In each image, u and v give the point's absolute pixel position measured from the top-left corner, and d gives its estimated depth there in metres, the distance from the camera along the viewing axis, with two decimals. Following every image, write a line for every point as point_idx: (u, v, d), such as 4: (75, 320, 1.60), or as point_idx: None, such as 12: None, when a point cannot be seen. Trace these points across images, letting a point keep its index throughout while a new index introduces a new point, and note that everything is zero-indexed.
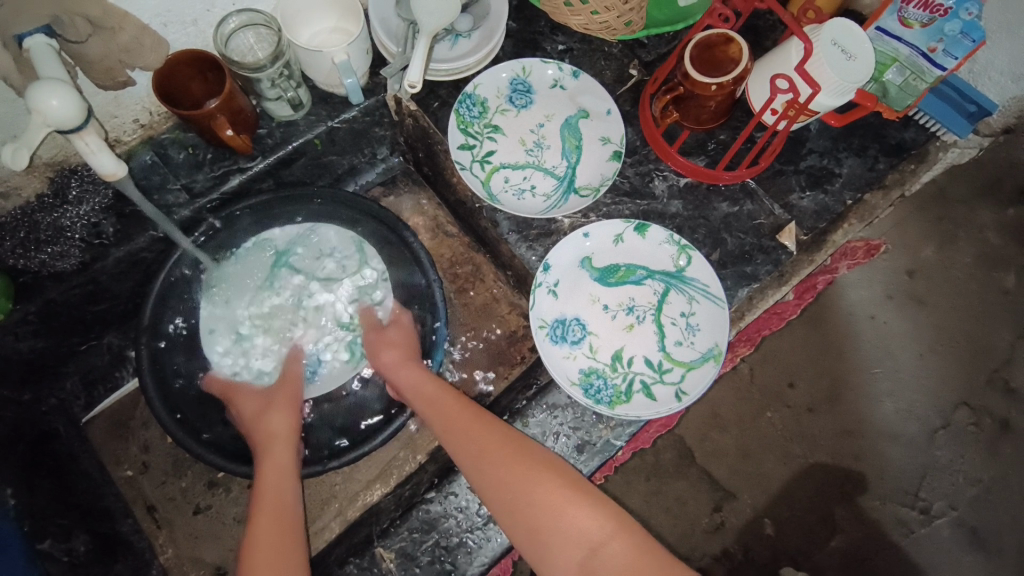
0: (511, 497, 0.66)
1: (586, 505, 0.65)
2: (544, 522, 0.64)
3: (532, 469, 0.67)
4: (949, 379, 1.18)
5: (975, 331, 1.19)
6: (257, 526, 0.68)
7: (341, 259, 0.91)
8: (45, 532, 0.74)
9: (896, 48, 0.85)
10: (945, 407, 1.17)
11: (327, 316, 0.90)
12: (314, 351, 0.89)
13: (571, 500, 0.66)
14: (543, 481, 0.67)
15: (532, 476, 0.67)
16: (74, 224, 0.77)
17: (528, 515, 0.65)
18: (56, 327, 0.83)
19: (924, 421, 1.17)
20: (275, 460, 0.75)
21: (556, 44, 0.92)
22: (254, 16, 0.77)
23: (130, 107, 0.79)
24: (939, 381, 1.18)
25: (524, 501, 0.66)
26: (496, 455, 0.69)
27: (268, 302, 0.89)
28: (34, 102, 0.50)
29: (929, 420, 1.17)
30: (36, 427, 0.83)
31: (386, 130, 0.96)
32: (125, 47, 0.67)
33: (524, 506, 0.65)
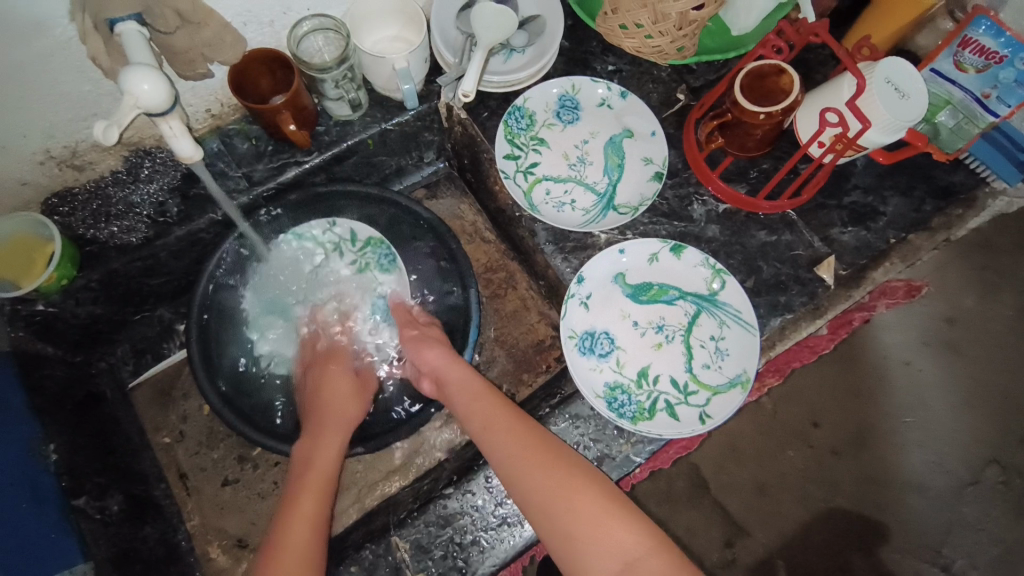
0: (549, 503, 0.66)
1: (626, 522, 0.65)
2: (579, 531, 0.64)
3: (570, 478, 0.68)
4: (981, 433, 1.14)
5: (1013, 387, 1.16)
6: (297, 501, 0.71)
7: (353, 252, 0.93)
8: (82, 489, 0.77)
9: (948, 91, 0.87)
10: (975, 462, 1.13)
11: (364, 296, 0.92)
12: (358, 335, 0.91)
13: (611, 514, 0.65)
14: (580, 491, 0.67)
15: (568, 484, 0.67)
16: (143, 201, 0.83)
17: (565, 523, 0.65)
18: (114, 296, 0.88)
19: (953, 474, 1.13)
20: (325, 445, 0.77)
21: (606, 64, 0.94)
22: (324, 21, 0.82)
23: (204, 98, 0.84)
24: (971, 434, 1.14)
25: (562, 508, 0.66)
26: (537, 460, 0.69)
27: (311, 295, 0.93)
28: (127, 86, 0.54)
29: (958, 474, 1.13)
30: (84, 388, 0.88)
31: (435, 135, 1.00)
32: (207, 41, 0.73)
33: (561, 514, 0.65)
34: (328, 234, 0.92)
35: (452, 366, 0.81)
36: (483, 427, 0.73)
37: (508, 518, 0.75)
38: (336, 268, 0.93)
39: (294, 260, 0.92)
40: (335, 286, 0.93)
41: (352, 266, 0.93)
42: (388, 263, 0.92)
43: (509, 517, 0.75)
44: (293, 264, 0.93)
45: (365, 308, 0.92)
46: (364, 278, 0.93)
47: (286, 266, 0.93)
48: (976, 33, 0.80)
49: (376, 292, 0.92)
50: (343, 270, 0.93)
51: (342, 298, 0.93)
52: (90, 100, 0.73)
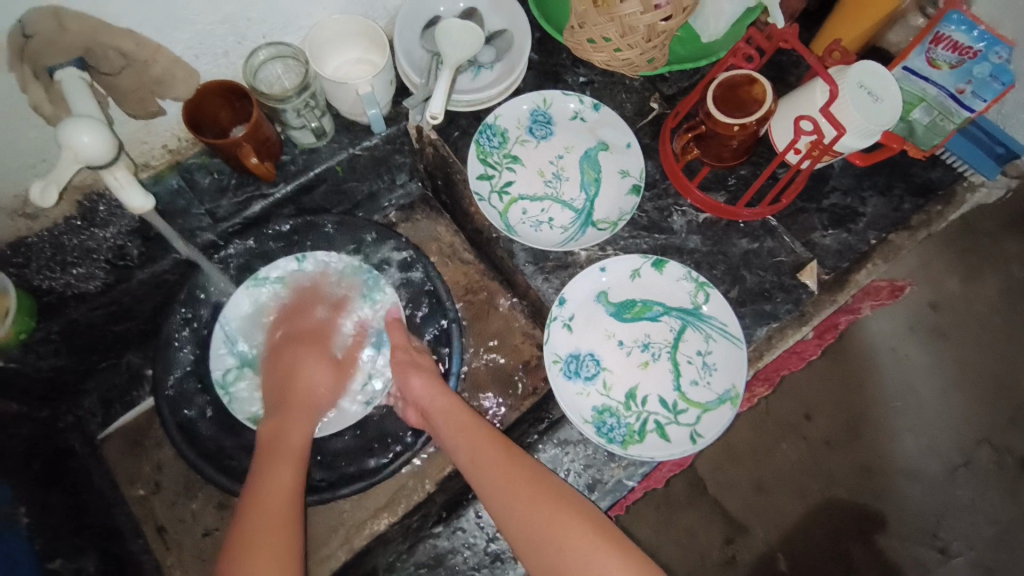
0: (539, 540, 0.64)
1: (618, 555, 0.62)
2: (572, 570, 0.62)
3: (562, 515, 0.65)
4: (971, 415, 1.14)
5: (1001, 368, 1.16)
6: (270, 476, 0.69)
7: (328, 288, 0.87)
8: (55, 552, 0.73)
9: (922, 88, 0.86)
10: (966, 445, 1.13)
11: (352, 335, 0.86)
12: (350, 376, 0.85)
13: (603, 551, 0.62)
14: (573, 528, 0.64)
15: (561, 521, 0.65)
16: (100, 246, 0.79)
17: (557, 561, 0.63)
18: (78, 346, 0.85)
19: (945, 458, 1.13)
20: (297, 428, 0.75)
21: (577, 76, 0.93)
22: (282, 49, 0.79)
23: (160, 134, 0.80)
24: (961, 417, 1.14)
25: (554, 544, 0.63)
26: (528, 495, 0.66)
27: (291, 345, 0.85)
28: (66, 139, 0.51)
29: (950, 458, 1.13)
30: (54, 444, 0.83)
31: (406, 157, 0.97)
32: (158, 78, 0.70)
33: (553, 552, 0.63)
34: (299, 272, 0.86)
35: (437, 396, 0.77)
36: (471, 459, 0.71)
37: (501, 554, 0.73)
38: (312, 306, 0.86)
39: (262, 311, 0.85)
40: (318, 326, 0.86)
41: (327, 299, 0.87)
42: (372, 285, 0.87)
43: (502, 553, 0.73)
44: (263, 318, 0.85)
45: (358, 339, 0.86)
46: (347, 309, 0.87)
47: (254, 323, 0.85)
48: (948, 29, 0.79)
49: (367, 321, 0.87)
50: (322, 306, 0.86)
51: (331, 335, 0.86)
52: (37, 148, 0.69)
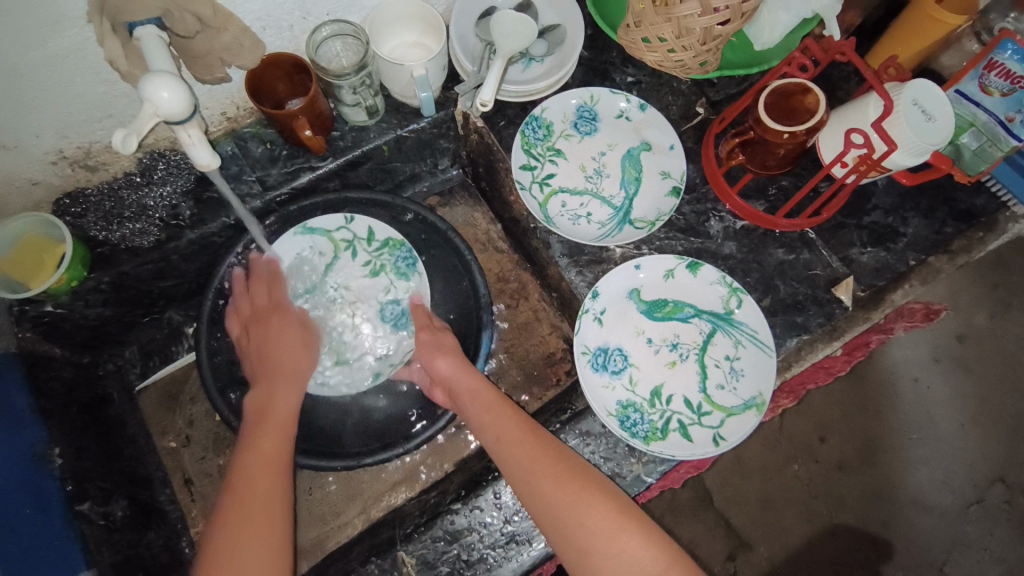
0: (562, 516, 0.65)
1: (640, 534, 0.63)
2: (596, 546, 0.63)
3: (585, 492, 0.66)
4: (988, 451, 1.13)
5: (1021, 408, 1.14)
6: (255, 456, 0.69)
7: (368, 251, 0.90)
8: (86, 495, 0.76)
9: (973, 114, 0.85)
10: (980, 482, 1.12)
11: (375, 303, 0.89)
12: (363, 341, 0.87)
13: (625, 529, 0.64)
14: (597, 506, 0.65)
15: (585, 497, 0.66)
16: (157, 204, 0.83)
17: (581, 539, 0.63)
18: (123, 298, 0.88)
19: (958, 493, 1.12)
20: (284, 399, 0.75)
21: (626, 75, 0.93)
22: (344, 27, 0.81)
23: (220, 101, 0.82)
24: (978, 454, 1.13)
25: (578, 525, 0.64)
26: (553, 473, 0.68)
27: (318, 298, 0.88)
28: (147, 93, 0.53)
29: (963, 493, 1.12)
30: (92, 391, 0.87)
31: (450, 143, 0.99)
32: (226, 46, 0.72)
33: (576, 528, 0.64)
34: (343, 230, 0.90)
35: (463, 375, 0.79)
36: (496, 437, 0.72)
37: (516, 536, 0.74)
38: (349, 269, 0.90)
39: (303, 258, 0.89)
40: (349, 290, 0.89)
41: (366, 266, 0.90)
42: (406, 266, 0.90)
43: (517, 535, 0.74)
44: (304, 265, 0.89)
45: (381, 314, 0.89)
46: (378, 281, 0.90)
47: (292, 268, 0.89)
48: (1002, 57, 0.79)
49: (391, 297, 0.89)
50: (357, 272, 0.90)
51: (358, 303, 0.89)
52: (104, 102, 0.72)
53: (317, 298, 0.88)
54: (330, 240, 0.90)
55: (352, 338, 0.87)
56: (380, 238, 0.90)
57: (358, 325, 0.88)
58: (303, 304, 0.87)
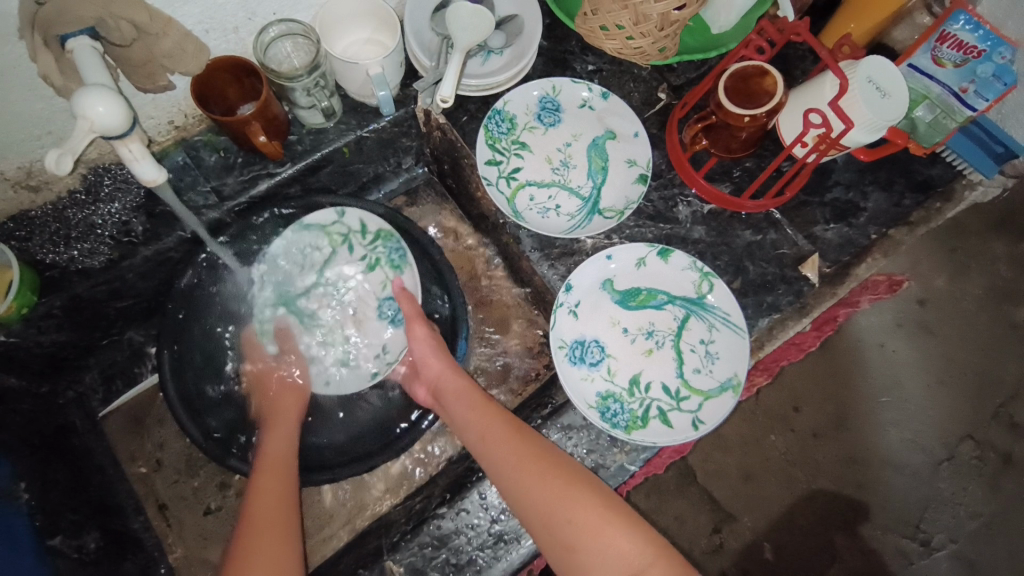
0: (546, 513, 0.65)
1: (626, 527, 0.63)
2: (580, 541, 0.63)
3: (567, 488, 0.66)
4: (955, 411, 1.17)
5: (984, 367, 1.19)
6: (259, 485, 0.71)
7: (364, 245, 0.89)
8: (56, 528, 0.74)
9: (926, 86, 0.87)
10: (950, 440, 1.16)
11: (372, 300, 0.88)
12: (365, 338, 0.87)
13: (612, 523, 0.63)
14: (580, 501, 0.65)
15: (568, 492, 0.66)
16: (106, 222, 0.78)
17: (565, 533, 0.64)
18: (79, 322, 0.83)
19: (930, 452, 1.16)
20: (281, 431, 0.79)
21: (586, 64, 0.92)
22: (293, 26, 0.78)
23: (166, 110, 0.79)
24: (946, 415, 1.17)
25: (563, 518, 0.64)
26: (536, 471, 0.68)
27: (321, 296, 0.89)
28: (82, 108, 0.50)
29: (934, 452, 1.16)
30: (52, 421, 0.83)
31: (413, 140, 0.97)
32: (167, 52, 0.69)
33: (560, 523, 0.64)
34: (339, 225, 0.88)
35: (448, 372, 0.79)
36: (479, 437, 0.72)
37: (504, 535, 0.74)
38: (348, 265, 0.89)
39: (304, 253, 0.88)
40: (349, 285, 0.89)
41: (362, 261, 0.89)
42: (399, 259, 0.87)
43: (505, 534, 0.74)
44: (305, 258, 0.88)
45: (377, 310, 0.88)
46: (376, 275, 0.89)
47: (295, 264, 0.88)
48: (954, 28, 0.81)
49: (387, 292, 0.88)
50: (355, 267, 0.89)
51: (357, 299, 0.89)
52: (42, 119, 0.68)
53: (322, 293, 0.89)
54: (324, 236, 0.88)
55: (353, 335, 0.87)
56: (371, 231, 0.88)
57: (359, 321, 0.88)
58: (308, 301, 0.89)
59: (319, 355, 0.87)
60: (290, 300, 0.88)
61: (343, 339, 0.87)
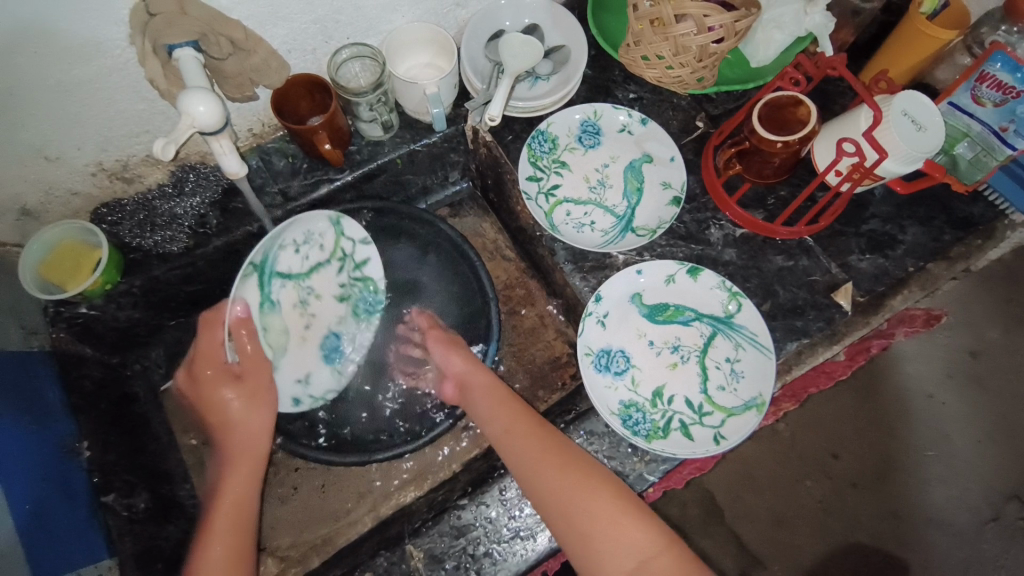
0: (563, 501, 0.67)
1: (640, 519, 0.66)
2: (596, 528, 0.65)
3: (584, 478, 0.69)
4: (1006, 470, 1.11)
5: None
6: (211, 541, 0.71)
7: (349, 276, 0.93)
8: (111, 487, 0.81)
9: (967, 124, 0.88)
10: (996, 499, 1.10)
11: (323, 329, 0.92)
12: (307, 361, 0.91)
13: (626, 514, 0.66)
14: (597, 491, 0.68)
15: (584, 483, 0.68)
16: (186, 213, 0.89)
17: (581, 522, 0.66)
18: (153, 301, 0.93)
19: (975, 511, 1.10)
20: (244, 474, 0.77)
21: (627, 92, 0.98)
22: (362, 49, 0.87)
23: (247, 118, 0.89)
24: (994, 471, 1.11)
25: (578, 508, 0.67)
26: (554, 462, 0.70)
27: (290, 297, 0.90)
28: (184, 108, 0.59)
29: (979, 511, 1.10)
30: (120, 390, 0.92)
31: (461, 156, 1.04)
32: (255, 67, 0.78)
33: (576, 513, 0.66)
34: (348, 246, 0.92)
35: (477, 371, 0.84)
36: (504, 428, 0.76)
37: (520, 531, 0.76)
38: (327, 282, 0.92)
39: (313, 241, 0.90)
40: (319, 301, 0.92)
41: (340, 289, 0.93)
42: (366, 311, 0.94)
43: (521, 530, 0.76)
44: (309, 250, 0.90)
45: (322, 339, 0.92)
46: (339, 308, 0.94)
47: (292, 254, 0.89)
48: (993, 68, 0.80)
49: (338, 328, 0.93)
50: (332, 290, 0.93)
51: (315, 317, 0.92)
52: (143, 119, 0.79)
53: (294, 293, 0.90)
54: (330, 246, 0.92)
55: (294, 348, 0.90)
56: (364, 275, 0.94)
57: (305, 337, 0.91)
58: (280, 287, 0.89)
59: (258, 349, 0.86)
60: (267, 271, 0.86)
61: (287, 349, 0.89)
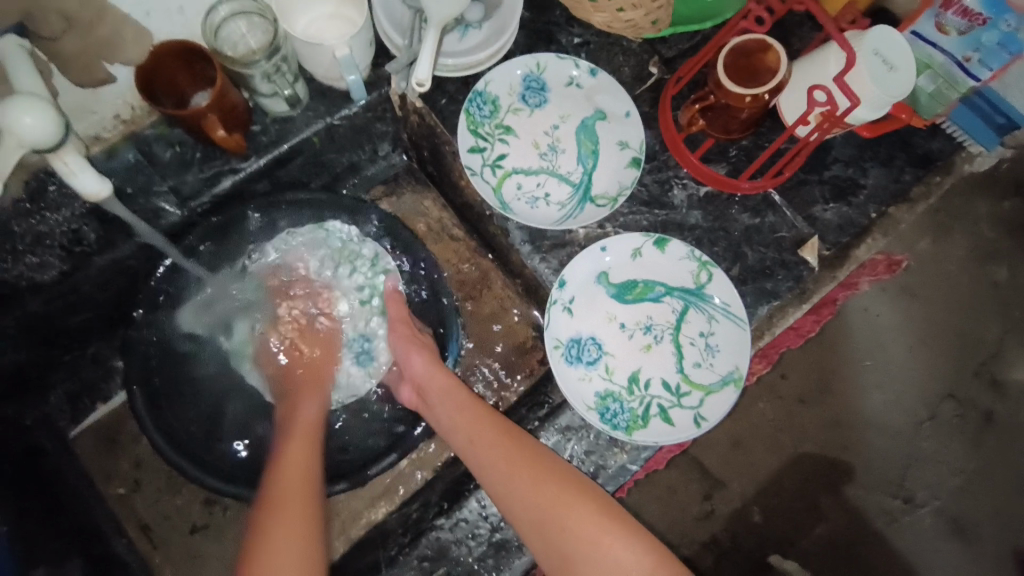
0: (542, 522, 0.63)
1: (624, 535, 0.61)
2: (578, 551, 0.61)
3: (562, 496, 0.64)
4: (935, 371, 1.16)
5: (964, 324, 1.17)
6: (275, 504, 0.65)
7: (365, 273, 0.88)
8: (37, 559, 0.68)
9: (930, 55, 0.82)
10: (931, 399, 1.15)
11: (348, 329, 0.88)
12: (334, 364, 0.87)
13: (610, 533, 0.61)
14: (576, 510, 0.63)
15: (562, 500, 0.63)
16: (53, 231, 0.70)
17: (563, 543, 0.62)
18: (36, 339, 0.78)
19: (911, 412, 1.15)
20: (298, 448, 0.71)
21: (572, 36, 0.85)
22: (245, 4, 0.70)
23: (110, 102, 0.71)
24: (926, 373, 1.16)
25: (557, 527, 0.62)
26: (526, 477, 0.65)
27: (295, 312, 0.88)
28: (7, 121, 0.44)
29: (915, 412, 1.15)
30: (20, 442, 0.78)
31: (388, 126, 0.89)
32: (104, 40, 0.61)
33: (556, 535, 0.62)
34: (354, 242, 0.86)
35: (436, 375, 0.75)
36: (467, 439, 0.69)
37: (507, 543, 0.72)
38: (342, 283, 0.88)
39: (305, 253, 0.87)
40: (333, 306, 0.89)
41: (358, 292, 0.88)
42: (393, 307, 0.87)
43: (505, 543, 0.72)
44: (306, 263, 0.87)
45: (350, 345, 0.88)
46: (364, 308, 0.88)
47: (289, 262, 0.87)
48: None
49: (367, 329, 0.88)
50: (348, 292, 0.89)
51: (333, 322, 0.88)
52: None
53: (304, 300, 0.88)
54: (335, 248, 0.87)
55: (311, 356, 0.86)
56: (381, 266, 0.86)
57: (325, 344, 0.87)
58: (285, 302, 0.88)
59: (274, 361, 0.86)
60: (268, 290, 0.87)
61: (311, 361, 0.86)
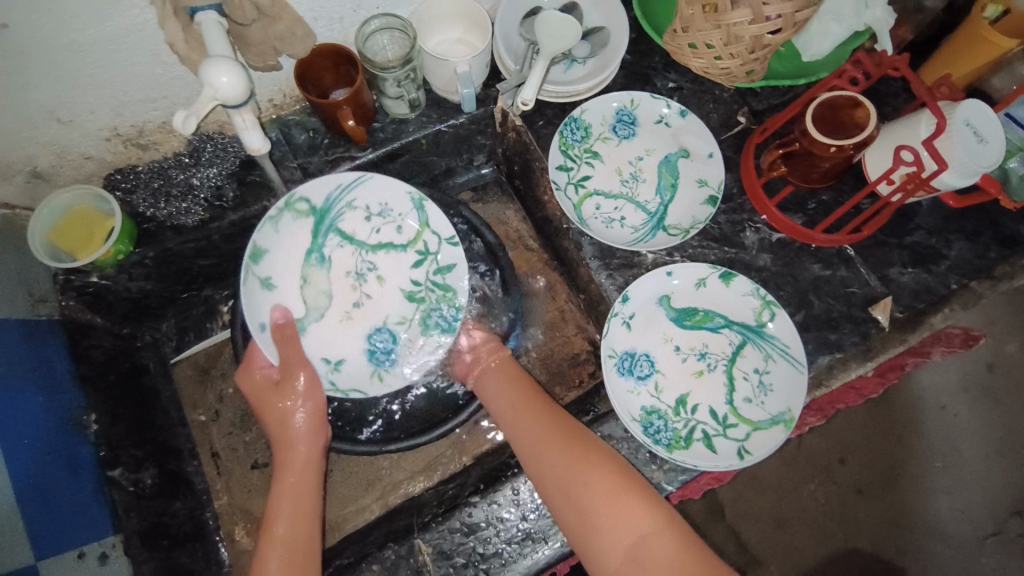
0: (563, 475, 0.68)
1: (641, 496, 0.65)
2: (595, 503, 0.65)
3: (586, 456, 0.69)
4: (1006, 486, 1.08)
5: None
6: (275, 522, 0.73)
7: (423, 272, 0.87)
8: (118, 460, 0.80)
9: (1022, 138, 0.83)
10: (996, 513, 1.07)
11: (380, 313, 0.87)
12: (348, 338, 0.85)
13: (629, 492, 0.65)
14: (598, 471, 0.67)
15: (585, 459, 0.68)
16: (203, 184, 0.85)
17: (580, 497, 0.66)
18: (166, 274, 0.91)
19: (975, 525, 1.07)
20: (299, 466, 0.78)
21: (667, 81, 0.93)
22: (392, 21, 0.83)
23: (268, 87, 0.85)
24: (999, 486, 1.08)
25: (579, 480, 0.67)
26: (554, 438, 0.71)
27: (334, 264, 0.86)
28: (208, 77, 0.55)
29: (979, 524, 1.07)
30: (129, 360, 0.91)
31: (487, 139, 1.00)
32: (280, 35, 0.73)
33: (576, 487, 0.66)
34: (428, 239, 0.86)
35: (494, 350, 0.86)
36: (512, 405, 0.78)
37: (532, 533, 0.74)
38: (397, 264, 0.88)
39: (389, 216, 0.87)
40: (380, 280, 0.87)
41: (410, 285, 0.87)
42: (435, 324, 0.86)
43: (533, 532, 0.74)
44: (382, 224, 0.87)
45: (370, 333, 0.86)
46: (404, 305, 0.87)
47: (357, 217, 0.86)
48: None
49: (396, 327, 0.87)
50: (400, 279, 0.88)
51: (368, 299, 0.87)
52: (161, 83, 0.75)
53: (358, 255, 0.87)
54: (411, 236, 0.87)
55: (332, 318, 0.85)
56: (449, 285, 0.86)
57: (351, 314, 0.86)
58: (336, 245, 0.86)
59: (294, 297, 0.84)
60: (328, 221, 0.85)
61: (333, 322, 0.85)
